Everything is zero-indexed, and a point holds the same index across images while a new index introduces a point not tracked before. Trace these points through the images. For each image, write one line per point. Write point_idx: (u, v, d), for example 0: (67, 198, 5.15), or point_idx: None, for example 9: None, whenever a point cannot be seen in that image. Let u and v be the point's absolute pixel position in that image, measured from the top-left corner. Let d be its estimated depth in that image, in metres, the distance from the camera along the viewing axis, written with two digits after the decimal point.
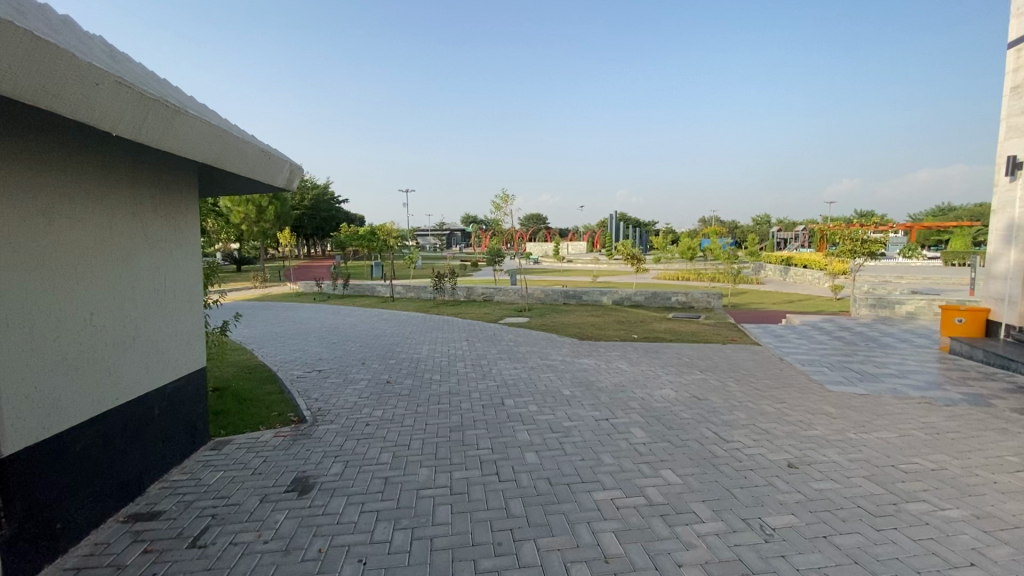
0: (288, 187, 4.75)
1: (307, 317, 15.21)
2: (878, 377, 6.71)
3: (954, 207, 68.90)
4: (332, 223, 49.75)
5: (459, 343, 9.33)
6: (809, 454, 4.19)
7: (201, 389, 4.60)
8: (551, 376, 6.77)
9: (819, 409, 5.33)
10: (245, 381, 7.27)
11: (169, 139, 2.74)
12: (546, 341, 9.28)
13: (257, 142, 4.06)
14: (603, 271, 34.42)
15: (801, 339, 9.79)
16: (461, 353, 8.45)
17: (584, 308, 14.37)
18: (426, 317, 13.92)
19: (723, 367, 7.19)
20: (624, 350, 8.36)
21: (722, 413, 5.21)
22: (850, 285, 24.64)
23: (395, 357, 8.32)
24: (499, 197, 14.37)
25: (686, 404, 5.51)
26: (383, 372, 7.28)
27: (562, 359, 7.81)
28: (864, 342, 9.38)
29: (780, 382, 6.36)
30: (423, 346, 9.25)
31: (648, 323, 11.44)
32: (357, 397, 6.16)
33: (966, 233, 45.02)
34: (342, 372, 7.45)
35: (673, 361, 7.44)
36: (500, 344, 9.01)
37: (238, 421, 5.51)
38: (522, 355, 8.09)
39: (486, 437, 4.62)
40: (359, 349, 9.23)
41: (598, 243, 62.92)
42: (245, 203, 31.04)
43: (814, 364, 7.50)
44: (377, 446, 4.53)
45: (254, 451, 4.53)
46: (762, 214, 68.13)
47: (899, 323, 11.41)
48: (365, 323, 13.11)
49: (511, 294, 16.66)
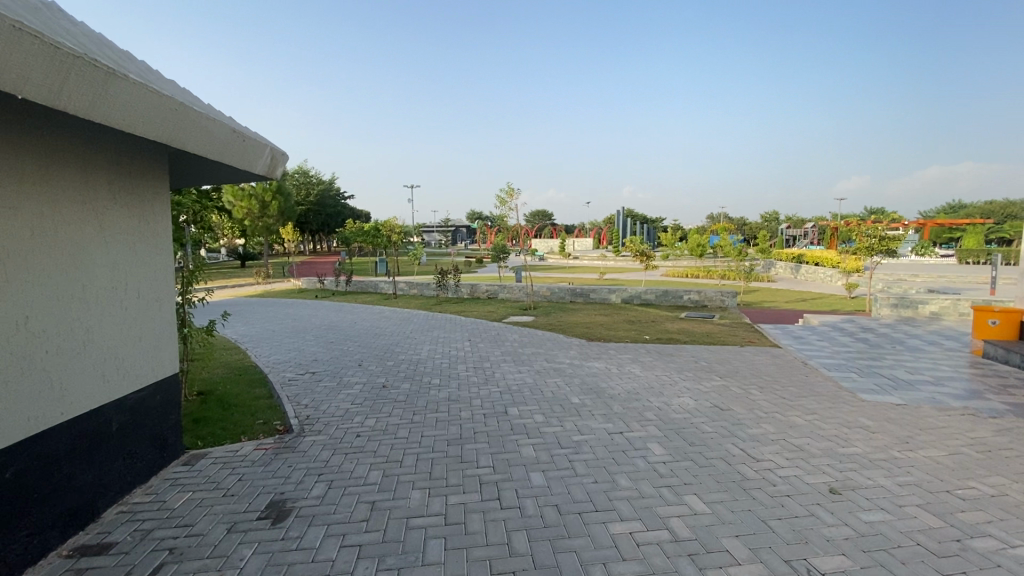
0: (268, 173, 4.32)
1: (307, 314, 14.81)
2: (913, 383, 6.17)
3: (967, 206, 67.69)
4: (337, 219, 49.50)
5: (461, 344, 8.89)
6: (852, 478, 3.69)
7: (170, 398, 4.22)
8: (558, 381, 6.29)
9: (856, 422, 4.81)
10: (234, 384, 6.88)
11: (99, 109, 2.31)
12: (553, 342, 8.81)
13: (228, 122, 3.63)
14: (608, 271, 31.72)
15: (822, 341, 9.26)
16: (463, 354, 8.00)
17: (592, 307, 13.88)
18: (428, 315, 13.50)
19: (744, 372, 6.68)
20: (636, 353, 7.87)
21: (748, 426, 4.71)
22: (864, 284, 23.92)
23: (393, 358, 7.87)
24: (505, 191, 13.78)
25: (707, 416, 5.02)
26: (380, 375, 6.82)
27: (570, 362, 7.33)
28: (890, 345, 8.82)
29: (807, 389, 5.85)
30: (423, 346, 8.81)
31: (659, 323, 10.94)
32: (349, 403, 5.72)
33: (980, 231, 44.05)
34: (336, 375, 7.02)
35: (689, 366, 6.96)
36: (505, 346, 8.55)
37: (219, 431, 5.09)
38: (527, 357, 7.62)
39: (487, 453, 4.16)
40: (357, 349, 8.81)
41: (604, 240, 62.27)
42: (249, 199, 30.76)
43: (840, 369, 6.97)
44: (366, 462, 4.09)
45: (229, 467, 4.14)
46: (770, 213, 67.33)
47: (924, 324, 10.81)
48: (365, 321, 12.67)
49: (517, 291, 16.17)
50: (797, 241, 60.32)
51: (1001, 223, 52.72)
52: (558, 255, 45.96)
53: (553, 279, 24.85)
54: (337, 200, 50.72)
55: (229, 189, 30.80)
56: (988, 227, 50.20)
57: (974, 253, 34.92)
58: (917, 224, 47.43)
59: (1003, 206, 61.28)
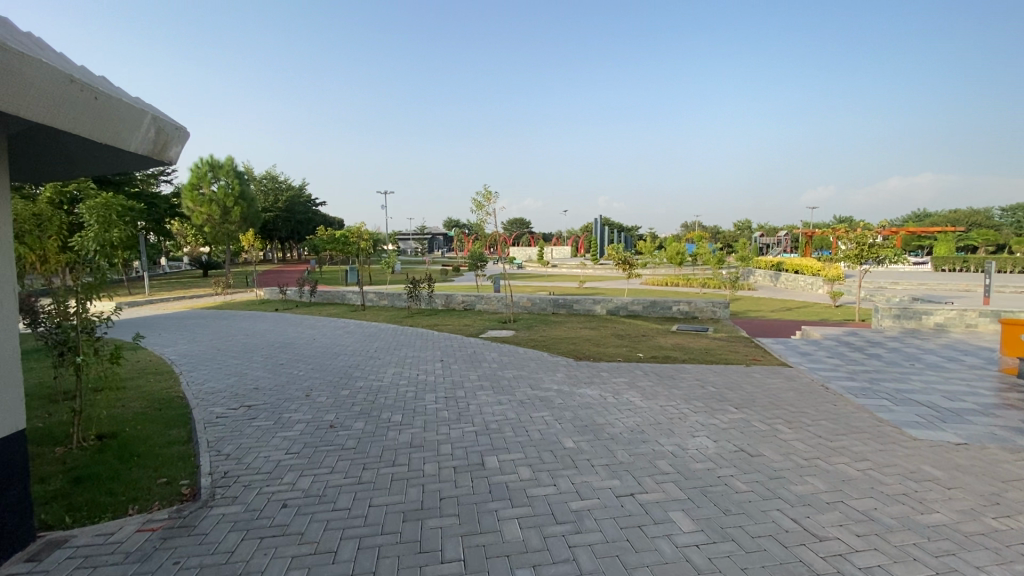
0: (154, 153, 3.12)
1: (261, 330, 13.34)
2: (960, 415, 5.28)
3: (931, 214, 69.48)
4: (308, 225, 47.67)
5: (430, 366, 7.71)
6: (957, 570, 2.71)
7: (11, 468, 3.01)
8: (545, 417, 5.17)
9: (922, 474, 3.85)
10: (147, 423, 5.59)
11: None
12: (536, 362, 7.69)
13: (66, 70, 2.49)
14: (588, 273, 35.44)
15: (831, 357, 8.40)
16: (432, 380, 6.83)
17: (576, 320, 12.79)
18: (396, 329, 12.23)
19: (763, 401, 5.67)
20: (633, 376, 6.79)
21: (792, 482, 3.70)
22: (848, 293, 23.52)
23: (349, 387, 6.65)
24: (480, 193, 12.61)
25: (737, 465, 3.99)
26: (328, 411, 5.61)
27: (558, 389, 6.23)
28: (906, 362, 7.99)
29: (844, 424, 4.90)
30: (386, 370, 7.59)
31: (651, 337, 9.91)
32: (283, 452, 4.51)
33: (949, 239, 44.95)
34: (275, 410, 5.79)
35: (697, 393, 5.94)
36: (481, 368, 7.41)
37: (103, 498, 3.84)
38: (507, 383, 6.49)
39: (456, 537, 3.03)
40: (308, 374, 7.55)
41: (583, 248, 61.57)
42: (209, 204, 28.97)
43: (867, 395, 6.07)
44: (286, 554, 2.92)
45: (88, 566, 2.93)
46: (742, 222, 68.31)
47: (932, 337, 10.06)
48: (324, 338, 11.30)
49: (494, 302, 15.01)
50: (772, 247, 60.77)
51: (968, 230, 53.97)
52: (537, 262, 45.25)
53: (533, 289, 23.92)
54: (306, 207, 48.82)
55: (187, 194, 28.98)
56: (956, 236, 51.29)
57: (948, 260, 35.23)
58: (890, 231, 48.09)
59: (964, 215, 63.14)
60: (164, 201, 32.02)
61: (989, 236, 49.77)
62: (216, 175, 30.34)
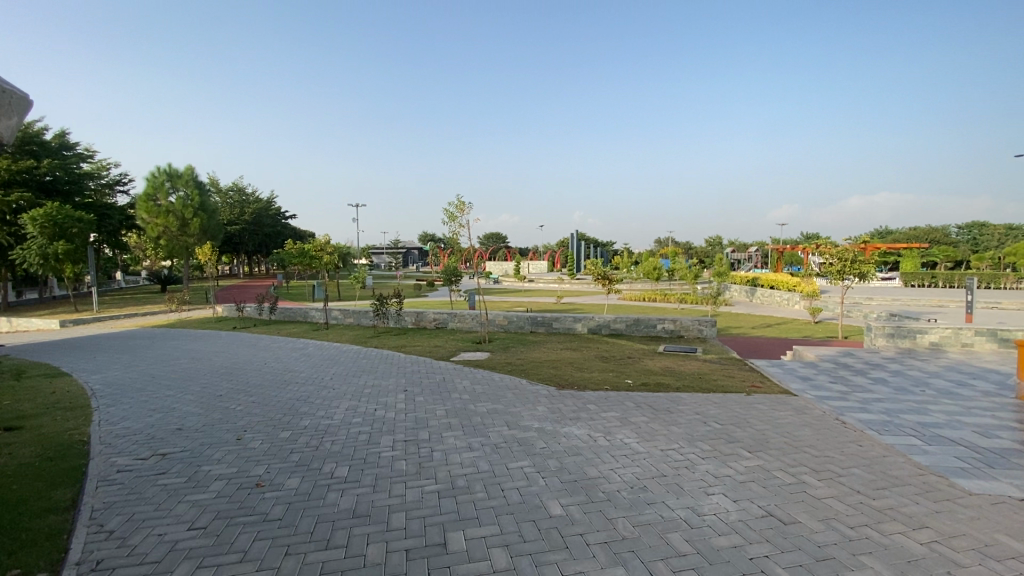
0: None
1: (210, 352, 12.06)
2: (1006, 457, 4.56)
3: (893, 231, 71.86)
4: (276, 238, 46.03)
5: (391, 399, 6.69)
6: None
7: None
8: (525, 469, 4.24)
9: (1003, 548, 3.04)
10: (22, 480, 4.40)
11: None
12: (513, 392, 6.74)
13: None
14: (566, 289, 34.87)
15: (835, 381, 7.71)
16: (390, 418, 5.82)
17: (556, 340, 11.90)
18: (360, 351, 11.15)
19: (779, 442, 4.85)
20: (624, 410, 5.89)
21: (846, 567, 2.84)
22: (828, 308, 23.29)
23: (291, 428, 5.59)
24: (453, 203, 11.70)
25: (770, 541, 3.11)
26: (257, 463, 4.56)
27: (538, 428, 5.30)
28: (915, 388, 7.35)
29: (881, 476, 4.10)
30: (339, 403, 6.54)
31: (638, 360, 9.08)
32: (184, 530, 3.46)
33: (914, 256, 46.13)
34: (193, 461, 4.69)
35: (701, 432, 5.09)
36: (450, 400, 6.43)
37: None
38: (479, 421, 5.54)
39: None
40: (245, 410, 6.44)
41: (559, 263, 61.13)
42: (165, 215, 27.37)
43: (891, 431, 5.32)
44: None
45: None
46: (714, 238, 69.38)
47: (932, 358, 9.51)
48: (277, 363, 10.09)
49: (468, 320, 14.07)
50: (744, 262, 61.64)
51: (931, 246, 55.76)
52: (514, 277, 44.49)
53: (509, 305, 23.10)
54: (275, 220, 47.22)
55: (141, 204, 27.31)
56: (919, 253, 52.83)
57: (917, 276, 35.87)
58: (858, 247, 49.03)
59: (925, 231, 65.27)
60: (119, 212, 30.18)
61: (950, 253, 51.41)
62: (175, 186, 28.85)
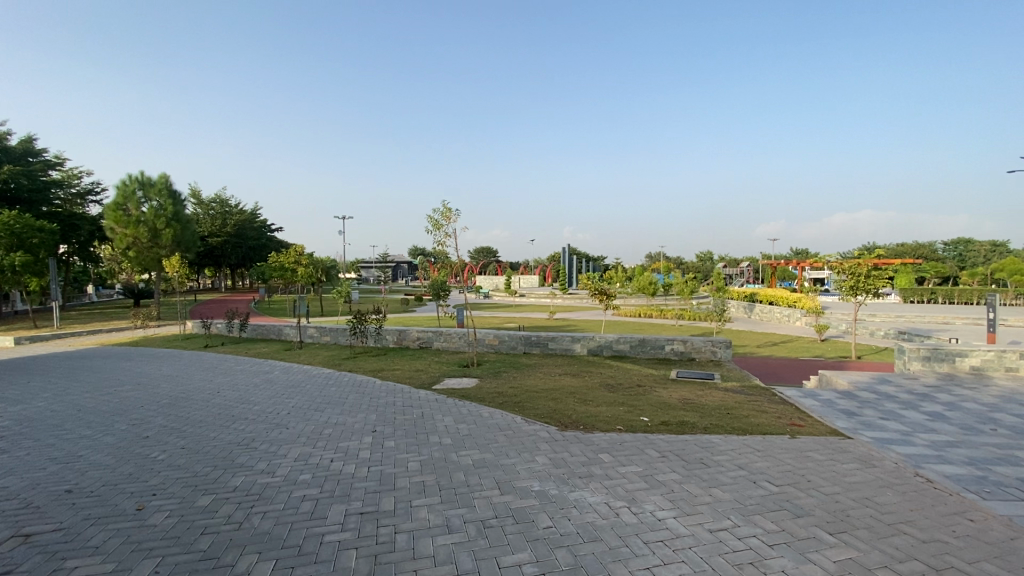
0: None
1: (161, 376, 10.63)
2: None
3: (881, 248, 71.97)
4: (260, 251, 44.59)
5: (354, 444, 5.39)
6: None
7: None
8: (526, 569, 2.94)
9: None
10: None
11: None
12: (506, 436, 5.45)
13: None
14: (559, 304, 33.59)
15: (886, 417, 6.53)
16: (348, 475, 4.51)
17: (552, 363, 10.61)
18: (330, 376, 9.80)
19: (863, 516, 3.63)
20: (649, 463, 4.62)
21: None
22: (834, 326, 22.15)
23: (215, 492, 4.25)
24: (439, 213, 10.30)
25: None
26: (144, 557, 3.22)
27: (541, 492, 4.01)
28: (982, 425, 6.22)
29: None
30: (288, 452, 5.21)
31: (651, 390, 7.83)
32: None
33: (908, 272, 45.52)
34: (56, 553, 3.32)
35: (759, 501, 3.84)
36: (426, 449, 5.11)
37: None
38: (463, 482, 4.23)
39: None
40: (166, 461, 5.07)
41: (550, 278, 59.81)
42: (135, 225, 26.03)
43: (995, 493, 4.12)
44: None
45: None
46: (705, 253, 68.82)
47: (980, 386, 8.37)
48: (232, 391, 8.72)
49: (455, 340, 12.81)
50: (737, 277, 61.15)
51: (921, 262, 55.45)
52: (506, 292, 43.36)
53: (499, 322, 21.83)
54: (260, 232, 45.81)
55: (110, 213, 26.04)
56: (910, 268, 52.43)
57: (915, 292, 35.19)
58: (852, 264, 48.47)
59: (914, 247, 65.29)
60: (90, 222, 28.60)
61: (940, 268, 51.06)
62: (148, 195, 27.14)
